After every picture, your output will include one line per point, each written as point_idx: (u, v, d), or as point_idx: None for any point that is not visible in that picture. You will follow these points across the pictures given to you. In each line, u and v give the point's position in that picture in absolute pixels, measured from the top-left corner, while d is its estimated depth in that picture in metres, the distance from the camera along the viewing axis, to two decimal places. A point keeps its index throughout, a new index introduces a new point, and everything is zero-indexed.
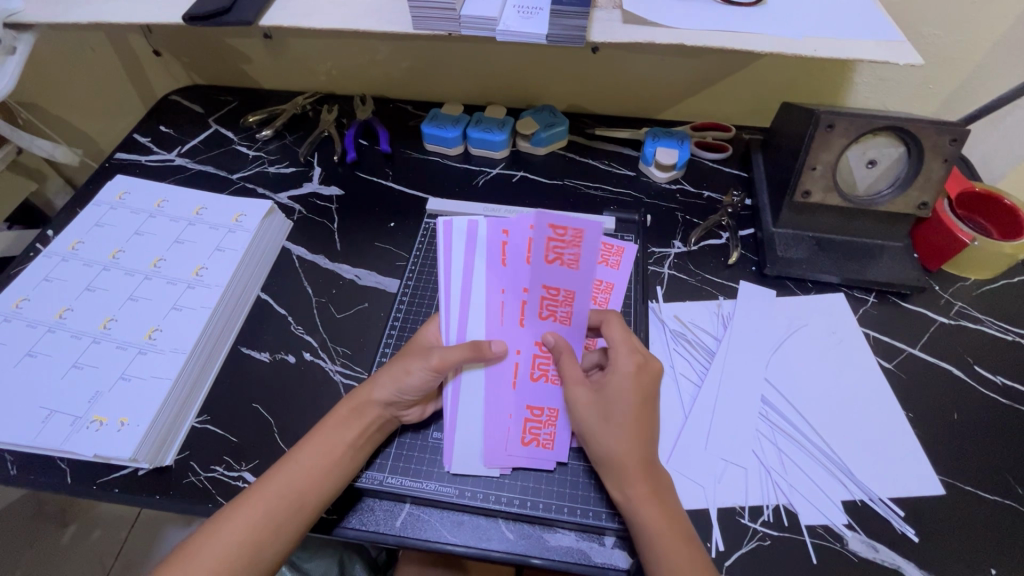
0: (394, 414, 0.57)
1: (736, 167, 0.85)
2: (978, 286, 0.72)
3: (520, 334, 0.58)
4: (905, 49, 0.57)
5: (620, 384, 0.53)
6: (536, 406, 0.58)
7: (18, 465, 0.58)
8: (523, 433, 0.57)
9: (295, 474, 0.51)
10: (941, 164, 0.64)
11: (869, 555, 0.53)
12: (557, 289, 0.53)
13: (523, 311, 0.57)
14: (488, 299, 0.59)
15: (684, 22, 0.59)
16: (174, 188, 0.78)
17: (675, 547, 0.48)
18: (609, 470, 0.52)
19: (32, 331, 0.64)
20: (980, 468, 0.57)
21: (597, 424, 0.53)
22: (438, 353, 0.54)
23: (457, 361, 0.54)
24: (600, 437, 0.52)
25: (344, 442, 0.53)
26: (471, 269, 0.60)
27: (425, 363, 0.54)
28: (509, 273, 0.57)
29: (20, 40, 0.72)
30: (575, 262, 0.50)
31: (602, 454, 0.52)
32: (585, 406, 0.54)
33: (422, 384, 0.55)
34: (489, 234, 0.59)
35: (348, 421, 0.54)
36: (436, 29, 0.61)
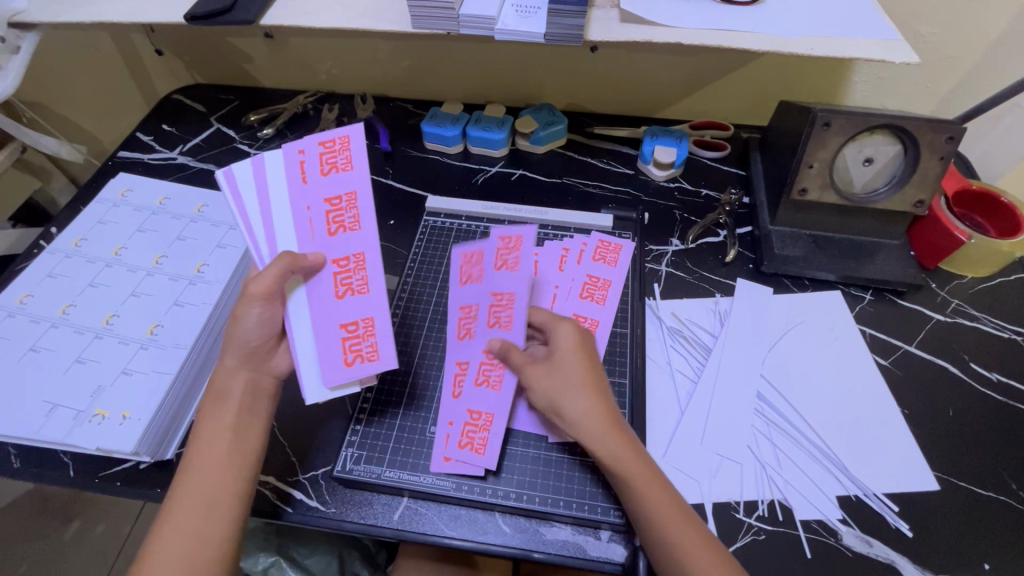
0: (265, 369, 0.54)
1: (735, 165, 0.86)
2: (975, 284, 0.72)
3: (330, 244, 0.51)
4: (900, 48, 0.57)
5: (572, 349, 0.54)
6: (349, 321, 0.51)
7: (21, 458, 0.59)
8: (345, 352, 0.50)
9: (203, 474, 0.48)
10: (938, 162, 0.64)
11: (863, 549, 0.53)
12: (499, 294, 0.57)
13: (337, 223, 0.51)
14: (294, 216, 0.51)
15: (681, 21, 0.60)
16: (175, 185, 0.79)
17: (665, 494, 0.49)
18: (587, 431, 0.50)
19: (35, 326, 0.65)
20: (974, 465, 0.58)
21: (567, 388, 0.52)
22: (253, 280, 0.49)
23: (275, 284, 0.49)
24: (571, 400, 0.51)
25: (226, 428, 0.50)
26: (267, 191, 0.51)
27: (247, 298, 0.49)
28: (311, 189, 0.51)
29: (23, 39, 0.73)
30: (348, 165, 0.51)
31: (576, 418, 0.51)
32: (544, 381, 0.53)
33: (262, 320, 0.51)
34: (273, 156, 0.52)
35: (216, 406, 0.51)
36: (435, 28, 0.62)
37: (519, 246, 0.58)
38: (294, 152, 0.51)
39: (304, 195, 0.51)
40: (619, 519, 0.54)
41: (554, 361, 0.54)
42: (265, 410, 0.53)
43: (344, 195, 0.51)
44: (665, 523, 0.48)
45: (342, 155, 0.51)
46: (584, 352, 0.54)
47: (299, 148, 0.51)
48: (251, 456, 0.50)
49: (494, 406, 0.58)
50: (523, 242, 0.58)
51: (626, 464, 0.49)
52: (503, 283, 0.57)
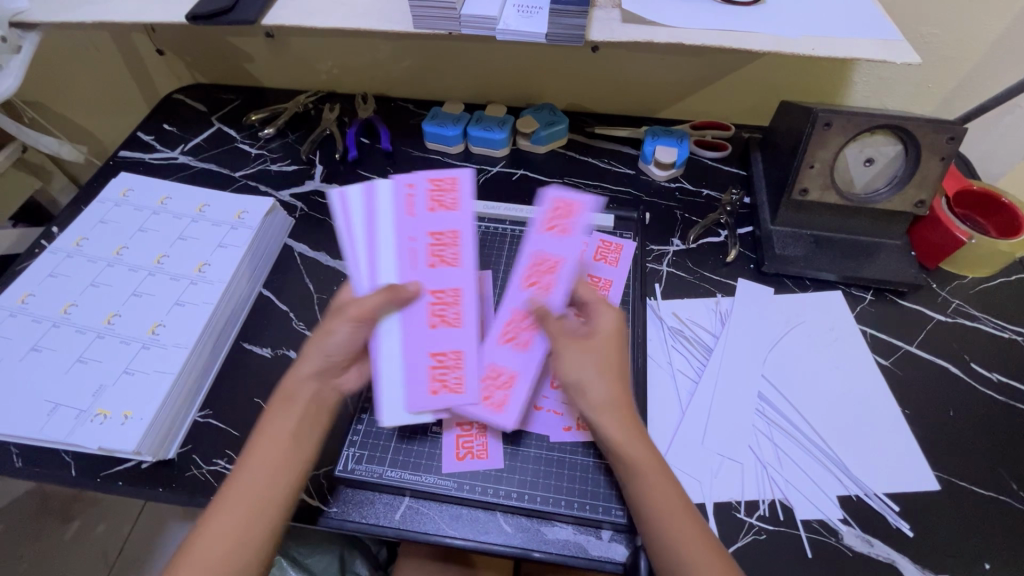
0: (331, 384, 0.54)
1: (735, 166, 0.86)
2: (975, 284, 0.72)
3: (430, 275, 0.57)
4: (901, 48, 0.57)
5: (611, 334, 0.53)
6: (440, 351, 0.56)
7: (23, 457, 0.59)
8: (432, 381, 0.55)
9: (259, 475, 0.49)
10: (939, 163, 0.64)
11: (864, 549, 0.53)
12: (545, 258, 0.59)
13: (435, 255, 0.58)
14: (397, 245, 0.58)
15: (682, 21, 0.60)
16: (176, 185, 0.79)
17: (673, 490, 0.49)
18: (608, 414, 0.50)
19: (37, 325, 0.65)
20: (975, 464, 0.58)
21: (595, 370, 0.51)
22: (356, 303, 0.53)
23: (376, 308, 0.53)
24: (598, 385, 0.51)
25: (286, 433, 0.51)
26: (375, 222, 0.58)
27: (345, 317, 0.52)
28: (415, 222, 0.59)
29: (25, 39, 0.73)
30: (454, 205, 0.60)
31: (600, 401, 0.51)
32: (577, 357, 0.52)
33: (351, 339, 0.53)
34: (385, 187, 0.60)
35: (283, 408, 0.52)
36: (437, 28, 0.62)
37: (572, 214, 0.61)
38: (400, 185, 0.60)
39: (410, 227, 0.59)
40: (620, 519, 0.54)
41: (591, 340, 0.53)
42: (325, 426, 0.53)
43: (447, 231, 0.59)
44: (662, 512, 0.48)
45: (449, 196, 0.60)
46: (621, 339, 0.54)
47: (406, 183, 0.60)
48: (303, 463, 0.50)
49: (521, 367, 0.57)
50: (579, 211, 0.61)
51: (637, 453, 0.50)
52: (551, 249, 0.59)
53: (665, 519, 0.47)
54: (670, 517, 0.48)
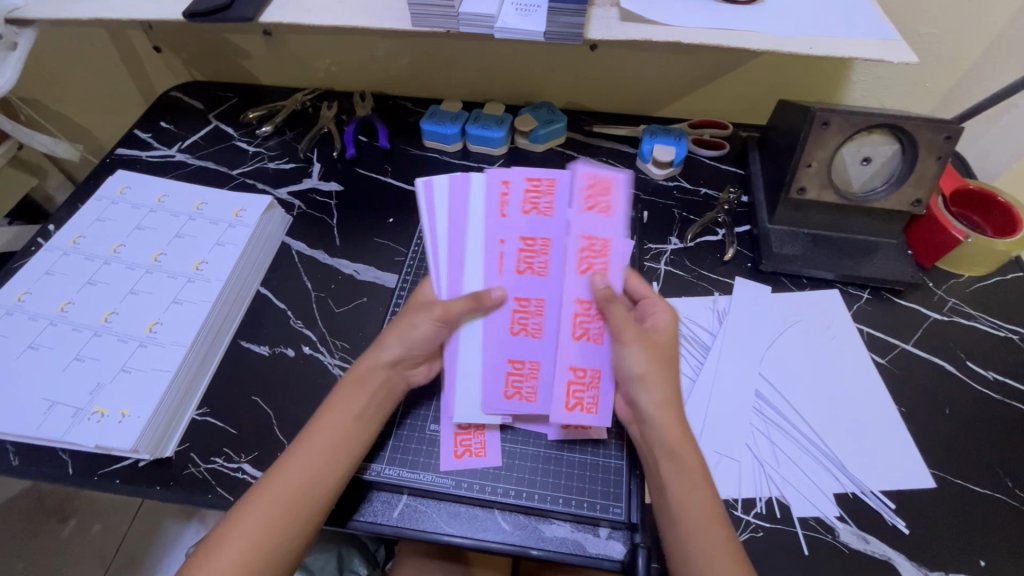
0: (403, 374, 0.57)
1: (733, 164, 0.86)
2: (971, 283, 0.72)
3: (515, 282, 0.56)
4: (898, 47, 0.58)
5: (671, 334, 0.57)
6: (518, 359, 0.57)
7: (19, 456, 0.59)
8: (506, 386, 0.57)
9: (324, 445, 0.52)
10: (936, 162, 0.64)
11: (860, 546, 0.53)
12: (593, 239, 0.55)
13: (520, 262, 0.56)
14: (485, 246, 0.56)
15: (680, 20, 0.60)
16: (174, 183, 0.79)
17: (708, 491, 0.51)
18: (669, 410, 0.53)
19: (34, 323, 0.64)
20: (970, 462, 0.58)
21: (659, 365, 0.54)
22: (443, 304, 0.55)
23: (461, 311, 0.55)
24: (660, 379, 0.54)
25: (352, 413, 0.54)
26: (461, 219, 0.56)
27: (430, 313, 0.55)
28: (509, 226, 0.56)
29: (20, 35, 0.72)
30: (550, 210, 0.55)
31: (661, 399, 0.53)
32: (646, 354, 0.54)
33: (430, 335, 0.56)
34: (480, 181, 0.56)
35: (352, 393, 0.55)
36: (435, 26, 0.62)
37: (610, 189, 0.54)
38: (491, 178, 0.56)
39: (498, 228, 0.56)
40: (618, 516, 0.54)
41: (658, 337, 0.56)
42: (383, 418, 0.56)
43: (539, 238, 0.56)
44: (699, 518, 0.49)
45: (546, 199, 0.55)
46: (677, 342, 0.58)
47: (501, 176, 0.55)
48: (359, 447, 0.53)
49: (602, 362, 0.56)
50: (615, 185, 0.54)
51: (687, 454, 0.52)
52: (596, 228, 0.55)
53: (700, 516, 0.49)
54: (704, 525, 0.48)
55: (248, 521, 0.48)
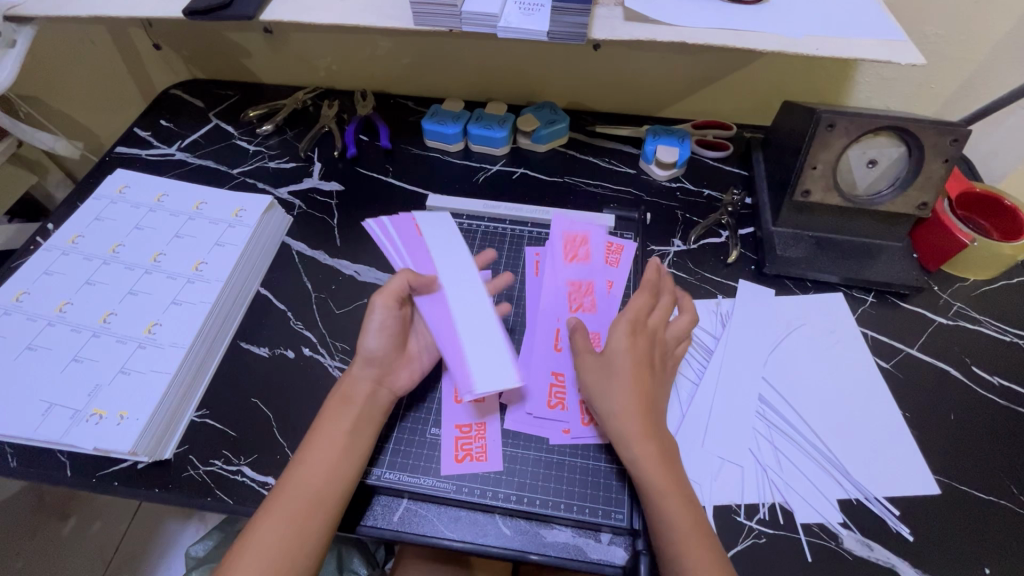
0: (386, 384, 0.58)
1: (736, 166, 0.85)
2: (977, 287, 0.72)
3: (545, 310, 0.68)
4: (906, 49, 0.57)
5: (625, 343, 0.55)
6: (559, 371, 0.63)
7: (18, 457, 0.59)
8: (550, 397, 0.61)
9: (331, 455, 0.52)
10: (942, 164, 0.63)
11: (864, 553, 0.53)
12: (580, 282, 0.69)
13: (547, 293, 0.69)
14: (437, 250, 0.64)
15: (685, 20, 0.59)
16: (174, 182, 0.78)
17: (681, 504, 0.49)
18: (617, 429, 0.53)
19: (31, 324, 0.64)
20: (976, 469, 0.58)
21: (604, 385, 0.55)
22: (382, 288, 0.57)
23: (402, 287, 0.57)
24: (606, 398, 0.54)
25: (346, 432, 0.53)
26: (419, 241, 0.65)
27: (375, 299, 0.57)
28: (446, 243, 0.64)
29: (19, 33, 0.72)
30: (587, 257, 0.72)
31: (607, 418, 0.54)
32: (591, 378, 0.56)
33: (382, 325, 0.57)
34: (415, 218, 0.68)
35: (338, 408, 0.55)
36: (437, 25, 0.61)
37: (586, 242, 0.73)
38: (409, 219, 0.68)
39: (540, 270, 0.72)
40: (620, 522, 0.54)
41: (606, 355, 0.56)
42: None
43: (584, 280, 0.70)
44: (676, 539, 0.48)
45: (583, 248, 0.72)
46: (639, 351, 0.55)
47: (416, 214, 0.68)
48: (360, 458, 0.53)
49: None
50: (589, 237, 0.74)
51: (644, 473, 0.51)
52: (582, 273, 0.70)
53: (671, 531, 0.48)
54: (685, 546, 0.47)
55: (256, 537, 0.48)
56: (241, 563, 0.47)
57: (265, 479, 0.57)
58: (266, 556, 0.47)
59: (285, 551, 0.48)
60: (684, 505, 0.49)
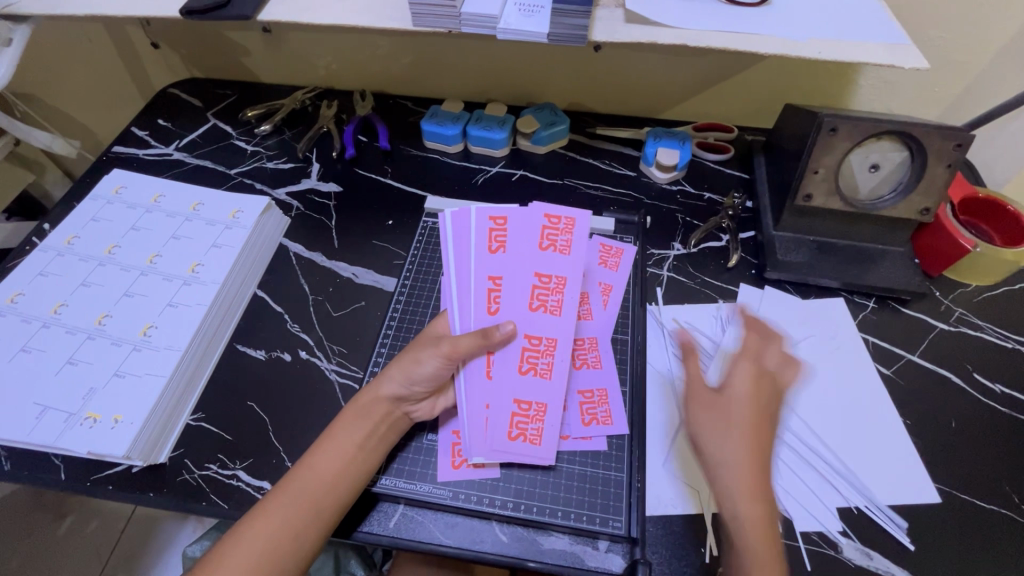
0: (401, 409, 0.56)
1: (738, 169, 0.85)
2: (979, 292, 0.71)
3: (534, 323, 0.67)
4: (911, 53, 0.56)
5: (744, 390, 0.50)
6: (524, 400, 0.56)
7: (11, 460, 0.58)
8: (511, 428, 0.56)
9: (327, 465, 0.51)
10: (945, 169, 0.63)
11: (863, 562, 0.52)
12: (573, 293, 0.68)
13: None
14: (522, 279, 0.59)
15: (687, 23, 0.59)
16: (171, 183, 0.78)
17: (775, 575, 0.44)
18: (725, 481, 0.48)
19: (25, 326, 0.63)
20: (978, 478, 0.57)
21: (716, 429, 0.49)
22: (449, 340, 0.54)
23: (469, 349, 0.54)
24: (718, 445, 0.49)
25: (351, 442, 0.53)
26: (516, 249, 0.60)
27: (437, 350, 0.54)
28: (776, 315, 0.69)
29: (15, 31, 0.71)
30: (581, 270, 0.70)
31: (719, 464, 0.48)
32: (703, 414, 0.51)
33: (434, 374, 0.54)
34: (543, 217, 0.61)
35: (344, 422, 0.53)
36: (436, 26, 0.61)
37: None
38: (541, 205, 0.61)
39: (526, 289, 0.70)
40: (617, 530, 0.53)
41: (720, 397, 0.51)
42: (389, 441, 0.55)
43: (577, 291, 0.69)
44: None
45: None
46: (758, 401, 0.49)
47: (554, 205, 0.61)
48: (363, 469, 0.53)
49: (607, 382, 0.62)
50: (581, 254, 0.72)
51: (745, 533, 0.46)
52: None
53: None
54: None
55: (247, 546, 0.47)
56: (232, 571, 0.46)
57: (261, 484, 0.57)
58: (259, 563, 0.47)
59: (279, 556, 0.48)
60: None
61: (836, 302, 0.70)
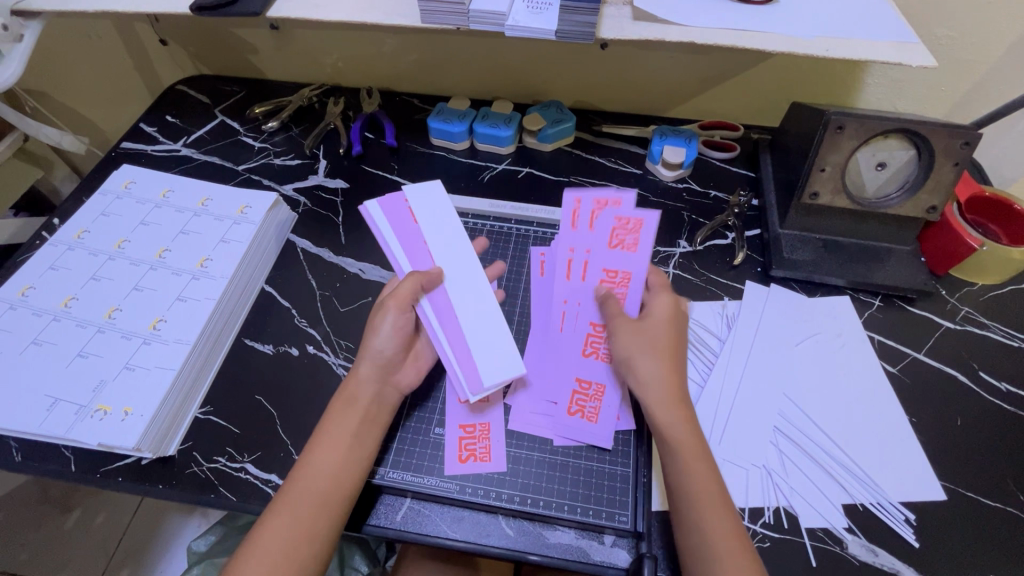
0: (391, 383, 0.57)
1: (744, 167, 0.85)
2: (985, 292, 0.71)
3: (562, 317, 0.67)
4: (918, 51, 0.56)
5: (664, 316, 0.58)
6: (585, 378, 0.61)
7: (23, 452, 0.59)
8: (571, 404, 0.60)
9: (334, 456, 0.52)
10: (951, 168, 0.63)
11: (869, 559, 0.53)
12: None
13: None
14: (590, 271, 0.61)
15: (694, 20, 0.59)
16: (179, 178, 0.78)
17: (708, 470, 0.50)
18: (655, 390, 0.54)
19: (37, 319, 0.64)
20: (981, 475, 0.57)
21: (640, 350, 0.56)
22: (392, 294, 0.57)
23: (411, 293, 0.57)
24: (644, 362, 0.55)
25: (353, 435, 0.53)
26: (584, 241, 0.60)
27: (385, 307, 0.57)
28: (784, 308, 0.69)
29: (27, 27, 0.71)
30: None
31: (647, 375, 0.54)
32: (630, 340, 0.56)
33: (395, 329, 0.57)
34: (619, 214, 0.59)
35: (346, 411, 0.54)
36: (445, 23, 0.61)
37: None
38: (612, 209, 0.59)
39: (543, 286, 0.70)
40: (624, 525, 0.54)
41: (646, 321, 0.57)
42: None
43: None
44: (697, 496, 0.49)
45: None
46: (673, 322, 0.58)
47: (625, 203, 0.59)
48: (366, 461, 0.53)
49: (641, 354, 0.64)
50: None
51: (677, 437, 0.52)
52: None
53: (701, 497, 0.49)
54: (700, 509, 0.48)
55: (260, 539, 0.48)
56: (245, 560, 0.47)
57: (269, 477, 0.57)
58: (269, 557, 0.47)
59: (288, 549, 0.48)
60: (711, 475, 0.50)
61: (844, 301, 0.70)
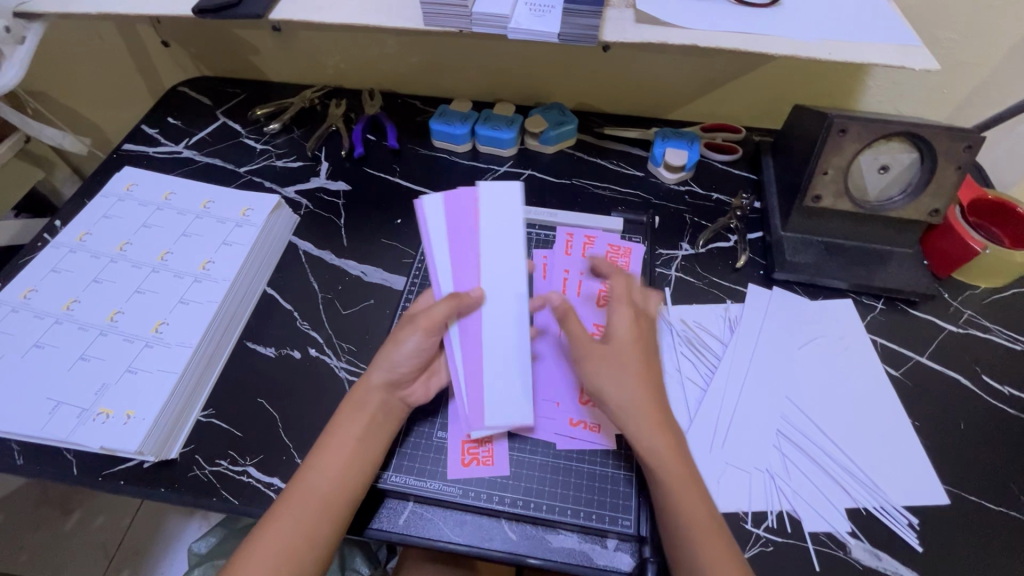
0: (399, 395, 0.57)
1: (746, 169, 0.85)
2: (988, 294, 0.71)
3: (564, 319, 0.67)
4: (921, 54, 0.56)
5: (627, 334, 0.55)
6: None
7: (24, 455, 0.59)
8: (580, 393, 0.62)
9: (337, 461, 0.52)
10: (954, 171, 0.63)
11: (872, 563, 0.52)
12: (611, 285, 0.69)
13: (572, 288, 0.69)
14: None
15: (697, 23, 0.59)
16: (182, 181, 0.78)
17: (699, 499, 0.50)
18: (633, 418, 0.52)
19: (39, 322, 0.64)
20: (983, 478, 0.57)
21: (612, 377, 0.54)
22: (425, 314, 0.55)
23: (444, 317, 0.55)
24: (617, 389, 0.53)
25: (357, 439, 0.53)
26: None
27: (413, 326, 0.55)
28: (786, 311, 0.69)
29: (29, 29, 0.71)
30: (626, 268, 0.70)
31: (623, 404, 0.53)
32: (600, 367, 0.54)
33: (418, 350, 0.56)
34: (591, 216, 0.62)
35: (350, 415, 0.54)
36: (447, 26, 0.61)
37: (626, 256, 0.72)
38: None
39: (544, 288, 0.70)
40: (627, 528, 0.54)
41: (610, 344, 0.55)
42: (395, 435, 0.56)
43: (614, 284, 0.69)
44: (689, 528, 0.48)
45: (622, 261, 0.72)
46: (640, 340, 0.55)
47: None
48: (369, 464, 0.53)
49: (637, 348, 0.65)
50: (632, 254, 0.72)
51: (665, 467, 0.51)
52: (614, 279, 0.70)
53: (698, 527, 0.48)
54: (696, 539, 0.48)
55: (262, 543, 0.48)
56: (248, 564, 0.47)
57: (271, 480, 0.57)
58: (272, 561, 0.47)
59: (291, 552, 0.48)
60: (703, 503, 0.50)
61: (847, 304, 0.70)
